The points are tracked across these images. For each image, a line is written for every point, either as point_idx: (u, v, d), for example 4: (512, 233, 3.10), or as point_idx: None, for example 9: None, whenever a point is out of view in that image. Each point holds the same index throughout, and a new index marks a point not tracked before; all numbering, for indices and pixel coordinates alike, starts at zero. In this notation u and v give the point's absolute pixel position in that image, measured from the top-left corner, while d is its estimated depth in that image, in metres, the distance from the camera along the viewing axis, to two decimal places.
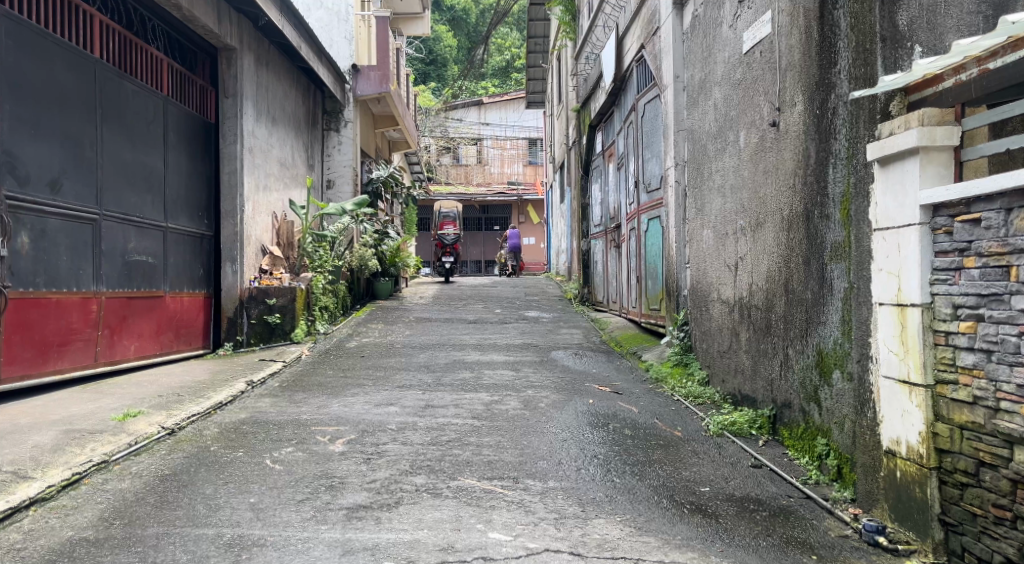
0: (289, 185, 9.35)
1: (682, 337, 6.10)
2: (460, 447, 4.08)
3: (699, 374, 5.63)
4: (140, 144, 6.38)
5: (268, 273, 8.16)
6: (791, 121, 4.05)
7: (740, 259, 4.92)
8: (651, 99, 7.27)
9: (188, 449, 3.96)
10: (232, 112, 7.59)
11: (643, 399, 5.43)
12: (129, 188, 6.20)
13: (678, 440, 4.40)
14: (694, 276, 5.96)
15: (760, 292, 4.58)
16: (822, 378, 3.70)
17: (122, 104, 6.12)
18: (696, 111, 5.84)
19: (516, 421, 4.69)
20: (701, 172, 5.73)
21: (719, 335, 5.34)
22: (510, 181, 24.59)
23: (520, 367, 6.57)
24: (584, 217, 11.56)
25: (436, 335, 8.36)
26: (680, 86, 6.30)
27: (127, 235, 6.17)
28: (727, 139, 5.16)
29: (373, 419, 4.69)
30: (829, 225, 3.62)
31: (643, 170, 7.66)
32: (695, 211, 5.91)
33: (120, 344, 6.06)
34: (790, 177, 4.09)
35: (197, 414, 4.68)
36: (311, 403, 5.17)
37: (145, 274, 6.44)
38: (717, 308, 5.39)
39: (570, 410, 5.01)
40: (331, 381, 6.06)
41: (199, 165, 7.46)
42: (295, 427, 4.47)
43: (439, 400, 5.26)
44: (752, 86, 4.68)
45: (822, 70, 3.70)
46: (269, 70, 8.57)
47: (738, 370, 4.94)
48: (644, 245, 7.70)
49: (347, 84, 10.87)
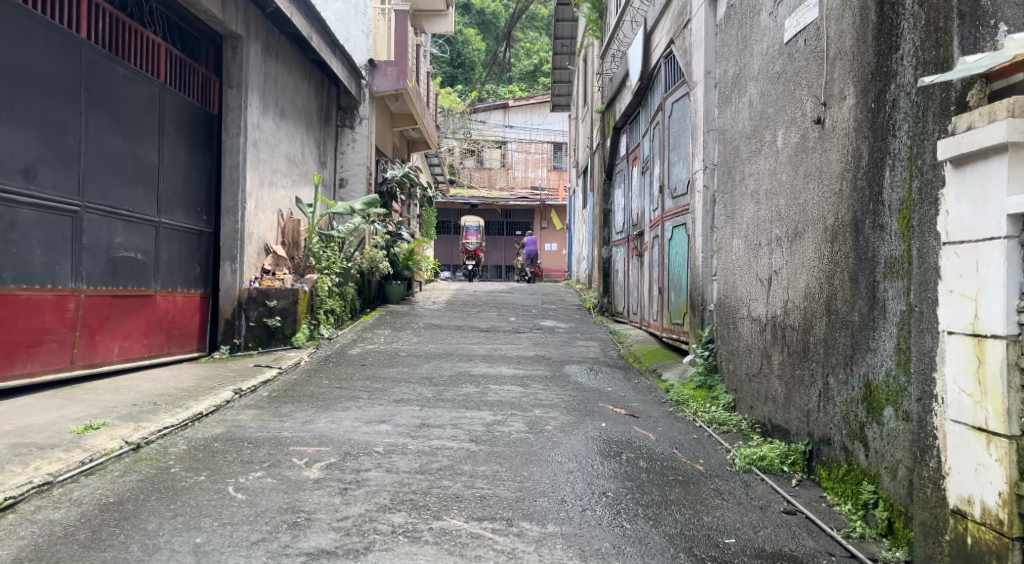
0: (297, 182, 8.95)
1: (707, 356, 5.57)
2: (450, 478, 3.61)
3: (725, 398, 5.11)
4: (131, 132, 6.00)
5: (270, 274, 7.76)
6: (840, 116, 3.53)
7: (775, 273, 4.40)
8: (680, 97, 6.76)
9: (146, 469, 3.53)
10: (236, 103, 7.20)
11: (661, 425, 4.93)
12: (117, 179, 5.81)
13: (700, 476, 3.89)
14: (722, 289, 5.44)
15: (798, 311, 4.06)
16: (870, 415, 3.19)
17: (112, 89, 5.73)
18: (729, 109, 5.35)
19: (518, 447, 4.22)
20: (733, 175, 5.23)
21: (747, 357, 4.83)
22: (533, 185, 24.13)
23: (528, 383, 6.07)
24: (605, 224, 11.07)
25: (445, 344, 7.89)
26: (712, 82, 5.80)
27: (113, 230, 5.78)
28: (763, 140, 4.65)
29: (360, 439, 4.24)
30: (883, 237, 3.11)
31: (668, 174, 7.16)
32: (725, 218, 5.40)
33: (102, 346, 5.67)
34: (836, 182, 3.58)
35: (169, 427, 4.28)
36: (296, 418, 4.73)
37: (132, 272, 6.04)
38: (746, 326, 4.88)
39: (580, 435, 4.52)
40: (325, 392, 5.61)
41: (199, 159, 7.07)
42: (273, 446, 4.03)
43: (436, 419, 4.80)
44: (794, 79, 4.16)
45: (879, 58, 3.18)
46: (279, 61, 8.18)
47: (770, 397, 4.42)
48: (668, 254, 7.20)
49: (364, 79, 10.46)
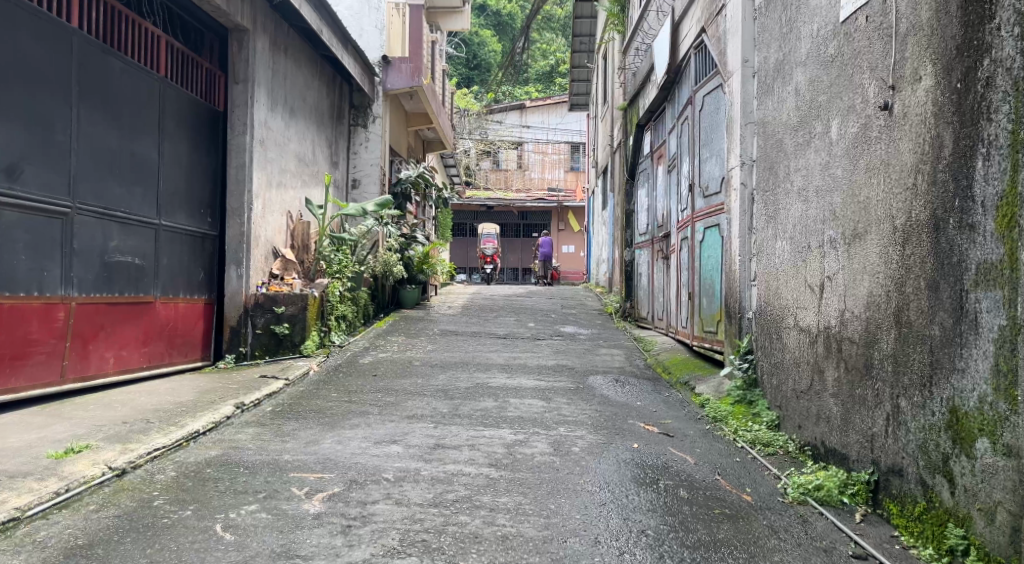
0: (308, 182, 8.57)
1: (745, 369, 5.09)
2: (468, 513, 3.22)
3: (767, 416, 4.67)
4: (128, 128, 5.62)
5: (278, 278, 7.37)
6: (913, 100, 3.10)
7: (828, 279, 3.95)
8: (713, 90, 6.31)
9: (126, 501, 3.17)
10: (242, 99, 6.83)
11: (699, 446, 4.51)
12: (112, 177, 5.44)
13: (749, 510, 3.46)
14: (762, 296, 5.00)
15: (858, 322, 3.61)
16: (959, 447, 2.78)
17: (106, 82, 5.37)
18: (771, 100, 4.91)
19: (542, 473, 3.81)
20: (776, 172, 4.79)
21: (795, 372, 4.38)
22: (550, 187, 23.69)
23: (551, 396, 5.64)
24: (627, 226, 10.59)
25: (461, 352, 7.48)
26: (750, 71, 5.33)
27: (108, 233, 5.42)
28: (812, 132, 4.20)
29: (367, 464, 3.84)
30: (974, 239, 2.74)
31: (699, 173, 6.71)
32: (767, 218, 4.96)
33: (96, 357, 5.31)
34: (908, 176, 3.14)
35: (160, 448, 3.91)
36: (300, 437, 4.34)
37: (129, 277, 5.67)
38: (793, 337, 4.43)
39: (611, 459, 4.10)
40: (333, 407, 5.22)
41: (202, 157, 6.70)
42: (270, 473, 3.63)
43: (451, 439, 4.38)
44: (852, 63, 3.71)
45: (967, 30, 2.78)
46: (288, 56, 7.81)
47: (823, 417, 3.98)
48: (698, 258, 6.74)
49: (377, 76, 10.07)
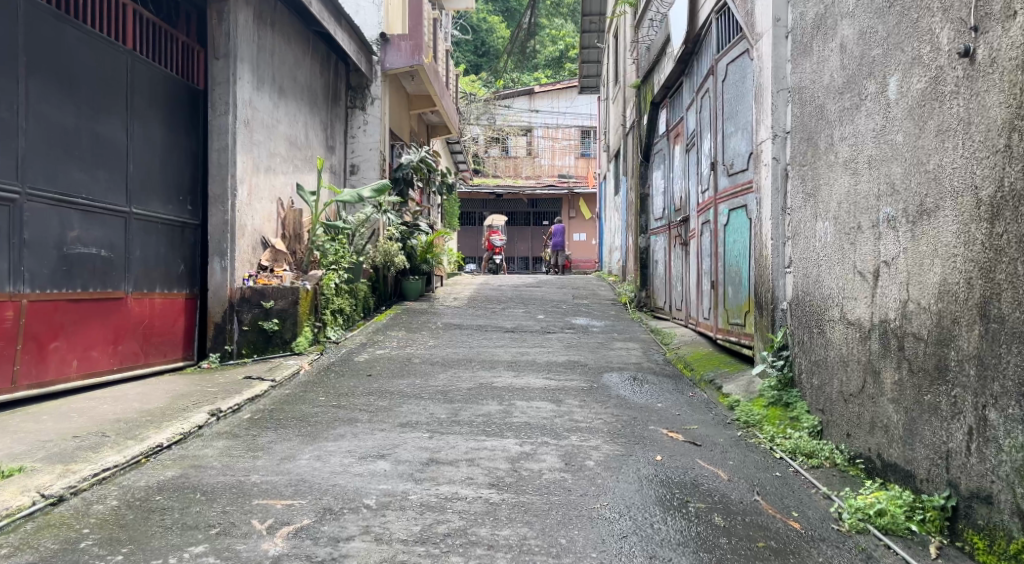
0: (300, 167, 8.00)
1: (780, 367, 4.50)
2: (460, 553, 2.70)
3: (808, 421, 4.11)
4: (90, 106, 5.06)
5: (268, 271, 6.83)
6: (1007, 42, 2.61)
7: (887, 264, 3.35)
8: (739, 56, 5.70)
9: (48, 544, 2.68)
10: (223, 77, 6.25)
11: (732, 456, 3.93)
12: (70, 160, 4.89)
13: (799, 543, 2.92)
14: (800, 284, 4.39)
15: (927, 317, 3.03)
16: None
17: (63, 53, 4.82)
18: (810, 61, 4.30)
19: (550, 495, 3.26)
20: (817, 144, 4.18)
21: (842, 372, 3.80)
22: (560, 174, 23.06)
23: (562, 398, 5.06)
24: (642, 211, 9.97)
25: (465, 348, 6.91)
26: (782, 31, 4.71)
27: (66, 222, 4.88)
28: (863, 93, 3.60)
29: (347, 487, 3.28)
30: None
31: (723, 148, 6.10)
32: (806, 196, 4.34)
33: (55, 360, 4.80)
34: (999, 135, 2.63)
35: (112, 467, 3.40)
36: (274, 452, 3.79)
37: (94, 272, 5.12)
38: (839, 332, 3.84)
39: (631, 476, 3.54)
40: (317, 414, 4.66)
41: (182, 140, 6.12)
42: (231, 500, 3.08)
43: (447, 452, 3.82)
44: (918, 7, 3.11)
45: None
46: (275, 30, 7.24)
47: (881, 425, 3.40)
48: (722, 243, 6.15)
49: (375, 55, 9.47)
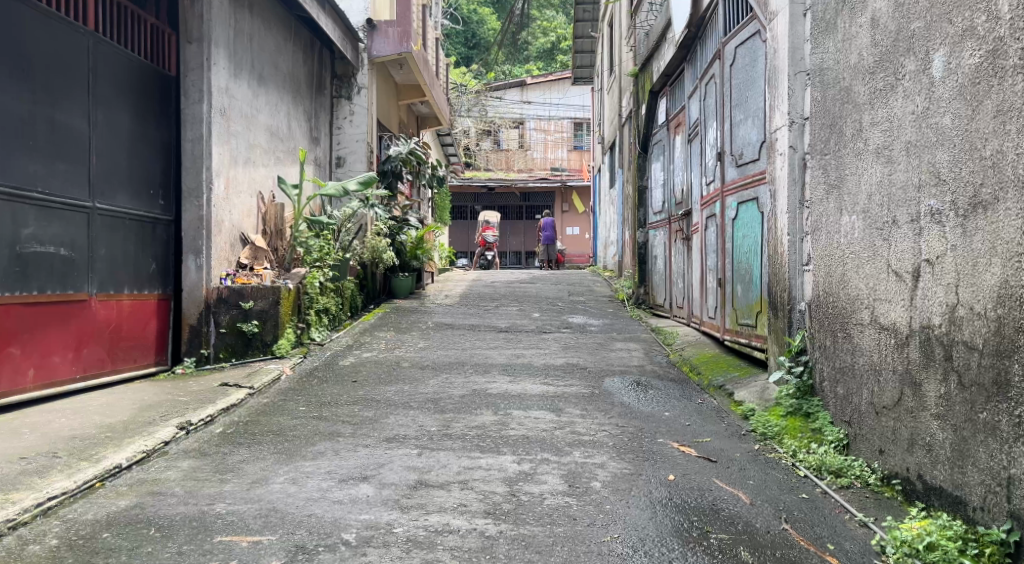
0: (281, 159, 7.57)
1: (799, 375, 4.13)
2: None
3: (833, 434, 3.75)
4: (46, 90, 4.65)
5: (246, 269, 6.41)
6: None
7: (930, 264, 2.98)
8: (749, 38, 5.32)
9: None
10: (197, 62, 5.82)
11: (754, 474, 3.57)
12: (23, 151, 4.49)
13: None
14: (822, 283, 4.02)
15: (983, 324, 2.67)
16: None
17: (15, 33, 4.41)
18: (834, 40, 3.92)
19: (554, 526, 2.89)
20: (842, 130, 3.81)
21: (874, 382, 3.43)
22: (553, 167, 22.66)
23: (562, 407, 4.67)
24: (640, 203, 9.59)
25: (457, 350, 6.53)
26: (800, 9, 4.34)
27: (19, 218, 4.48)
28: (899, 72, 3.23)
29: (325, 518, 2.89)
30: None
31: (730, 137, 5.73)
32: (829, 187, 3.97)
33: (7, 369, 4.42)
34: None
35: (58, 496, 3.02)
36: (244, 475, 3.40)
37: (52, 272, 4.72)
38: (869, 337, 3.47)
39: (644, 500, 3.17)
40: (295, 427, 4.27)
41: (152, 129, 5.70)
42: (189, 537, 2.72)
43: (437, 473, 3.44)
44: None
45: None
46: (254, 13, 6.81)
47: (924, 443, 3.04)
48: (729, 238, 5.79)
49: (361, 43, 9.05)
